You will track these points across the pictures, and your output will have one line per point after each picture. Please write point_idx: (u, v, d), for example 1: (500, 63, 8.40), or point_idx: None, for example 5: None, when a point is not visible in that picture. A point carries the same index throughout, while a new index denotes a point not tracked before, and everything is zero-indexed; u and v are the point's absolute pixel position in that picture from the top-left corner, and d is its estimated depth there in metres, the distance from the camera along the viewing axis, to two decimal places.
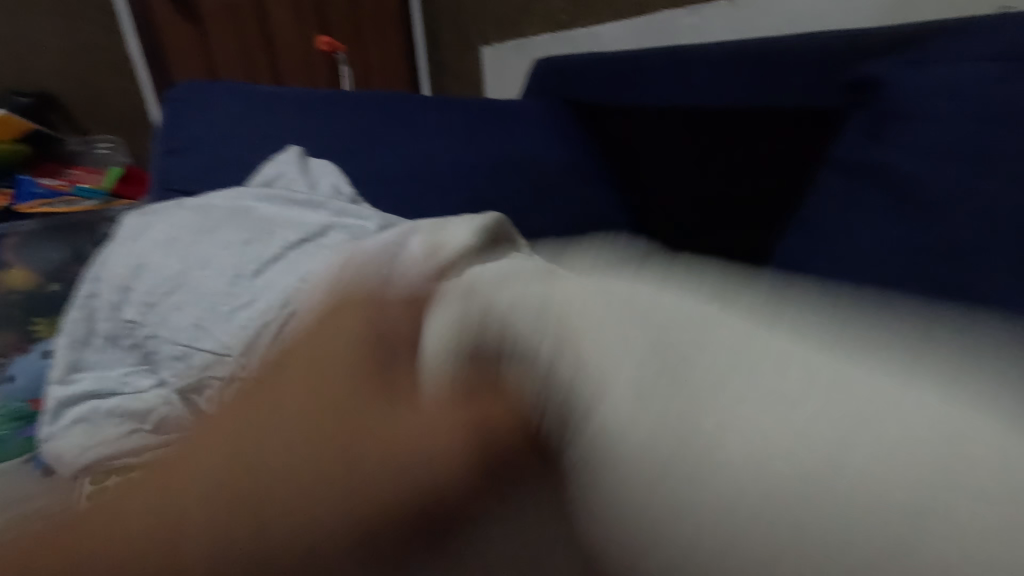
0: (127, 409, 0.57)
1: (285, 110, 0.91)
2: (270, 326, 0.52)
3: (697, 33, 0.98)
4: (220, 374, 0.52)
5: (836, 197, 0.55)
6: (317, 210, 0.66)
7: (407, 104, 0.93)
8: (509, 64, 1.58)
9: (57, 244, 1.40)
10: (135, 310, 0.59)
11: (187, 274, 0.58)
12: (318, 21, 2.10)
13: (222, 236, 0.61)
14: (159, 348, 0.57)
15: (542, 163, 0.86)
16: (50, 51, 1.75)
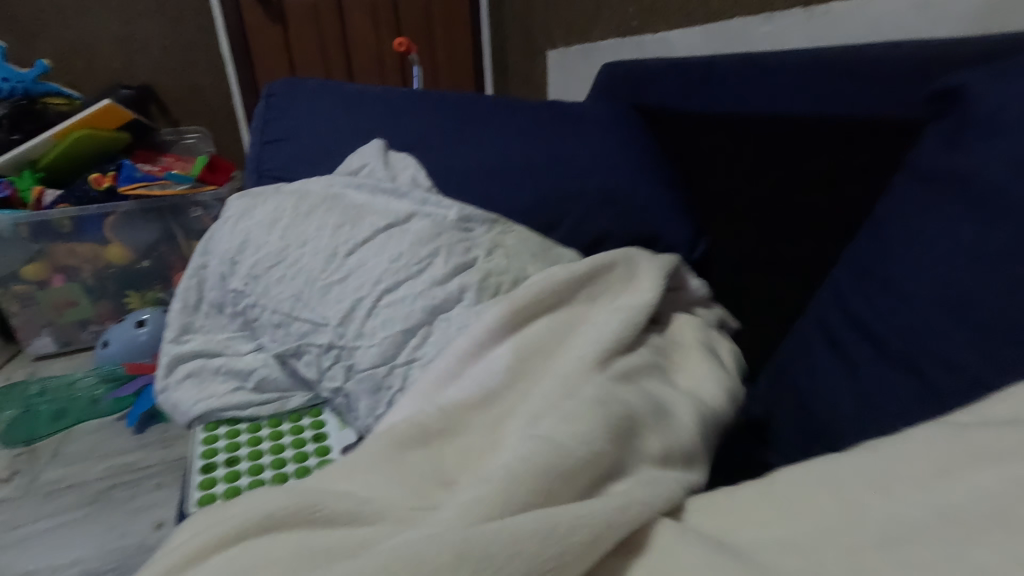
0: (232, 368, 0.64)
1: (369, 106, 0.97)
2: (363, 301, 0.57)
3: (770, 38, 0.97)
4: (317, 341, 0.58)
5: (903, 203, 0.54)
6: (402, 200, 0.71)
7: (480, 103, 0.98)
8: (577, 65, 1.62)
9: (150, 223, 1.56)
10: (241, 281, 0.66)
11: (286, 251, 0.64)
12: (391, 22, 2.19)
13: (317, 218, 0.66)
14: (260, 317, 0.64)
15: (606, 167, 0.89)
16: (148, 47, 1.88)
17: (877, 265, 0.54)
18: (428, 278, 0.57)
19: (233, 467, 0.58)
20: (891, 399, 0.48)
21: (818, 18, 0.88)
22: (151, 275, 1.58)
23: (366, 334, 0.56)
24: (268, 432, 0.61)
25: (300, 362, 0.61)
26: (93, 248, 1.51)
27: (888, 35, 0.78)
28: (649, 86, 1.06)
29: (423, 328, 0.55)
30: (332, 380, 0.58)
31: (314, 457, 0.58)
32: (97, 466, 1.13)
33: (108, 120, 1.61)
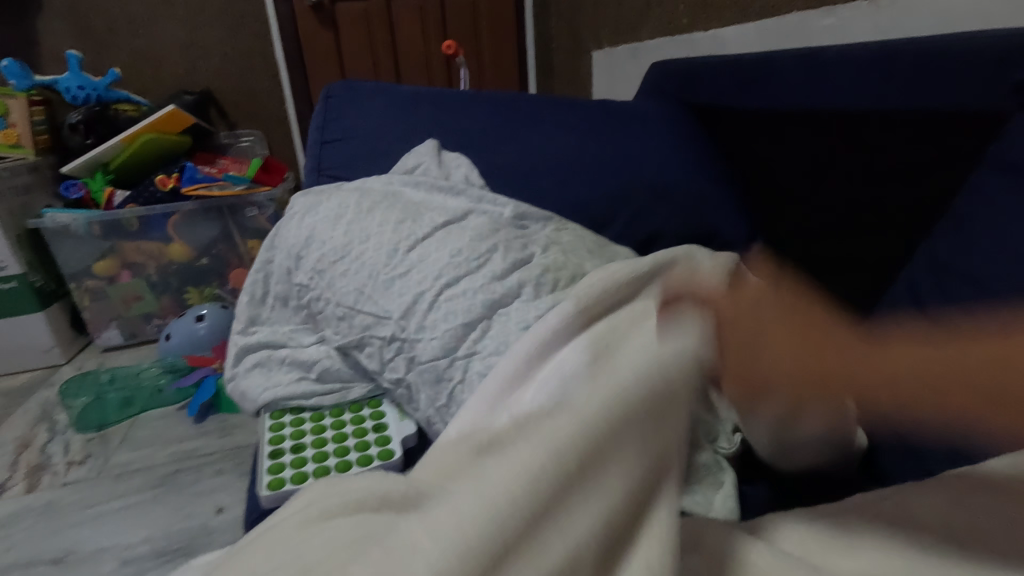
0: (297, 359, 0.67)
1: (422, 107, 0.99)
2: (425, 294, 0.59)
3: (831, 32, 0.94)
4: (380, 333, 0.60)
5: (985, 198, 0.52)
6: (458, 197, 0.72)
7: (531, 102, 0.98)
8: (624, 65, 1.61)
9: (209, 223, 1.63)
10: (306, 275, 0.68)
11: (350, 245, 0.66)
12: (438, 26, 2.23)
13: (378, 214, 0.68)
14: (324, 309, 0.66)
15: (660, 166, 0.88)
16: (209, 55, 1.97)
17: (956, 263, 0.52)
18: (488, 273, 0.58)
19: (300, 453, 0.60)
20: None
21: (885, 9, 0.85)
22: (211, 271, 1.66)
23: (427, 326, 0.57)
24: (330, 421, 0.64)
25: (362, 353, 0.62)
26: (158, 246, 1.59)
27: (962, 25, 0.75)
28: (702, 83, 1.04)
29: (484, 322, 0.56)
30: (394, 371, 0.60)
31: (375, 446, 0.59)
32: (162, 452, 1.19)
33: (170, 125, 1.67)
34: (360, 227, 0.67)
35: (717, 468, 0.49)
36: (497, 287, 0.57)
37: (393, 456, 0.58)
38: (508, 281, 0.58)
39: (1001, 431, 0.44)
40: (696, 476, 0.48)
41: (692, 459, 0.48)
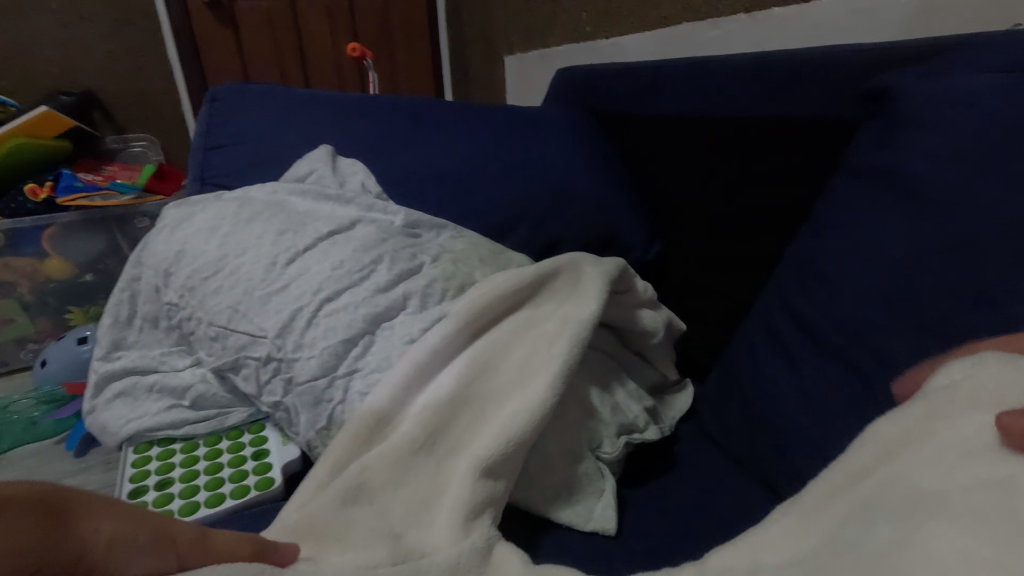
0: (166, 385, 0.61)
1: (316, 111, 0.95)
2: (303, 310, 0.55)
3: (717, 43, 0.99)
4: (255, 354, 0.56)
5: (841, 201, 0.55)
6: (347, 205, 0.69)
7: (432, 106, 0.96)
8: (534, 71, 1.63)
9: (93, 235, 1.49)
10: (176, 293, 0.62)
11: (225, 259, 0.61)
12: (349, 27, 2.17)
13: (257, 225, 0.64)
14: (197, 330, 0.61)
15: (560, 171, 0.89)
16: (90, 52, 1.80)
17: (817, 262, 0.55)
18: (372, 285, 0.56)
19: (166, 489, 0.55)
20: (848, 399, 0.49)
21: (761, 23, 0.90)
22: (96, 288, 1.51)
23: (305, 345, 0.54)
24: (205, 451, 0.59)
25: (238, 376, 0.58)
26: (30, 262, 1.43)
27: (827, 41, 0.81)
28: (600, 89, 1.06)
29: (366, 337, 0.53)
30: (272, 393, 0.56)
31: (252, 476, 0.56)
32: None
33: (46, 129, 1.54)
34: (236, 240, 0.63)
35: (597, 475, 0.50)
36: (381, 301, 0.55)
37: (272, 485, 0.55)
38: (393, 294, 0.55)
39: (859, 421, 0.48)
40: (577, 487, 0.49)
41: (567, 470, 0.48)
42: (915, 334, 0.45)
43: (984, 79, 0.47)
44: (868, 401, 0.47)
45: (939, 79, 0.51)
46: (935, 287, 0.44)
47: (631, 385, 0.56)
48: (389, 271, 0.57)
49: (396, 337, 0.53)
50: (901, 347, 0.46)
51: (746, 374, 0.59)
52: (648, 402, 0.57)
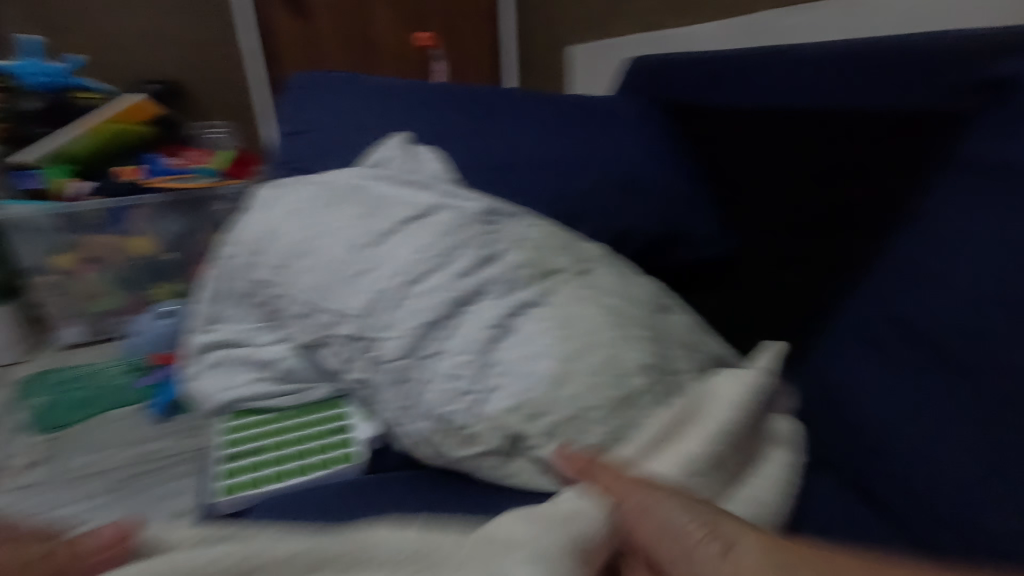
0: (257, 358, 0.64)
1: (391, 98, 0.97)
2: (389, 291, 0.56)
3: (801, 31, 0.95)
4: (342, 332, 0.58)
5: (952, 196, 0.51)
6: (427, 191, 0.69)
7: (505, 96, 0.97)
8: (599, 63, 1.60)
9: (175, 216, 1.57)
10: (267, 271, 0.65)
11: (314, 240, 0.63)
12: (414, 17, 2.20)
13: (343, 209, 0.66)
14: (286, 307, 0.63)
15: (632, 162, 0.87)
16: (175, 43, 1.90)
17: (925, 261, 0.51)
18: (455, 270, 0.57)
19: (258, 457, 0.58)
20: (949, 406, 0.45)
21: (853, 10, 0.86)
22: (177, 266, 1.60)
23: (390, 325, 0.55)
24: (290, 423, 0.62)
25: (324, 352, 0.60)
26: (120, 240, 1.53)
27: (931, 27, 0.76)
28: (674, 80, 1.04)
29: (449, 320, 0.54)
30: (357, 370, 0.58)
31: (337, 449, 0.58)
32: (123, 454, 1.14)
33: (136, 116, 1.63)
34: (323, 222, 0.65)
35: None
36: (462, 285, 0.55)
37: (355, 458, 0.57)
38: (474, 277, 0.56)
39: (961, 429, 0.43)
40: None
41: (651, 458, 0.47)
42: None
43: None
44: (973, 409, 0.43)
45: None
46: None
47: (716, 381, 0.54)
48: (472, 258, 0.58)
49: (477, 321, 0.53)
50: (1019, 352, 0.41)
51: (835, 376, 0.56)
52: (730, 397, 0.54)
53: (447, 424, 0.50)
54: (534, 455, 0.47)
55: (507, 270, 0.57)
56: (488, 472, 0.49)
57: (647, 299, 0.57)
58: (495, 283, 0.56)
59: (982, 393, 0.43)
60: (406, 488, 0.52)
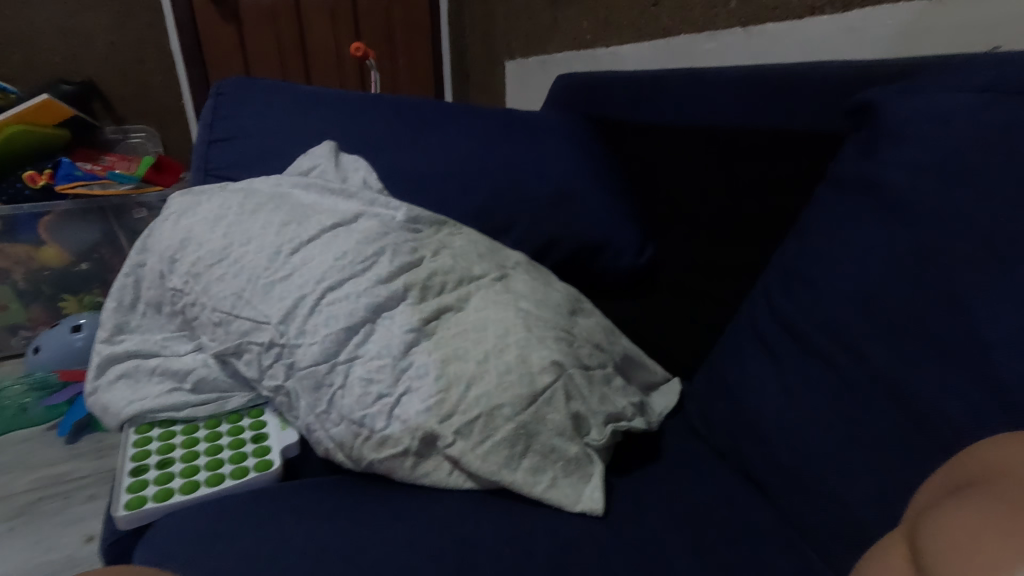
0: (169, 368, 0.62)
1: (319, 107, 0.97)
2: (307, 298, 0.57)
3: (713, 55, 1.02)
4: (258, 339, 0.57)
5: (826, 208, 0.56)
6: (349, 200, 0.70)
7: (434, 108, 0.98)
8: (533, 78, 1.66)
9: (89, 224, 1.49)
10: (181, 278, 0.63)
11: (231, 248, 0.63)
12: (349, 28, 2.18)
13: (262, 216, 0.65)
14: (200, 315, 0.62)
15: (556, 175, 0.91)
16: (91, 42, 1.81)
17: (801, 266, 0.56)
18: (374, 276, 0.58)
19: (166, 469, 0.55)
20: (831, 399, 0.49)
21: (756, 37, 0.93)
22: (91, 277, 1.51)
23: (308, 331, 0.55)
24: (205, 433, 0.60)
25: (240, 360, 0.59)
26: (26, 250, 1.43)
27: (819, 57, 0.83)
28: (599, 97, 1.09)
29: (367, 325, 0.55)
30: (273, 378, 0.57)
31: (252, 458, 0.56)
32: (25, 478, 1.07)
33: (48, 117, 1.53)
34: (239, 230, 0.64)
35: (586, 460, 0.50)
36: (380, 291, 0.56)
37: (271, 467, 0.56)
38: (392, 283, 0.57)
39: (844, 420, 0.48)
40: (566, 468, 0.49)
41: (563, 453, 0.49)
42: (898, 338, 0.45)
43: (957, 98, 0.49)
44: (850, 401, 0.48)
45: (920, 94, 0.53)
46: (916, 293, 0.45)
47: (618, 379, 0.56)
48: (391, 265, 0.59)
49: (393, 327, 0.54)
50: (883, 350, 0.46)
51: (729, 369, 0.60)
52: (637, 395, 0.57)
53: (363, 427, 0.51)
54: (447, 452, 0.48)
55: (425, 277, 0.58)
56: (403, 474, 0.50)
57: (557, 299, 0.61)
58: (413, 289, 0.57)
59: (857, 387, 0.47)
60: (324, 489, 0.52)
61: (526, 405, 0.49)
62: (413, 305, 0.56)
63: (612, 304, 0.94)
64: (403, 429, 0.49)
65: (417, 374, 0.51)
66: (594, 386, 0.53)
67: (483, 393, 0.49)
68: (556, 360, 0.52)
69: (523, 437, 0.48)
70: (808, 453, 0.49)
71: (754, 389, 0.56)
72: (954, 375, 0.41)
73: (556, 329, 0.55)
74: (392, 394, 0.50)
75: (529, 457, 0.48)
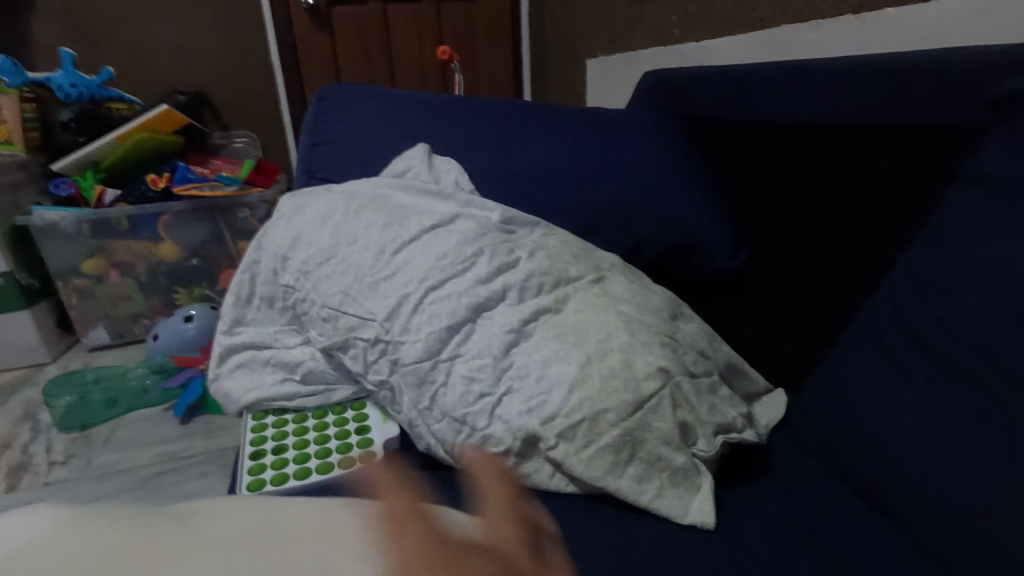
0: (281, 360, 0.66)
1: (413, 111, 1.00)
2: (409, 297, 0.59)
3: (818, 45, 0.96)
4: (364, 335, 0.60)
5: (963, 210, 0.51)
6: (446, 201, 0.71)
7: (523, 109, 0.99)
8: (615, 76, 1.63)
9: (200, 222, 1.62)
10: (293, 276, 0.67)
11: (339, 247, 0.66)
12: (432, 30, 2.24)
13: (366, 217, 0.68)
14: (310, 310, 0.65)
15: (648, 175, 0.89)
16: (203, 55, 1.97)
17: (933, 272, 0.51)
18: (473, 277, 0.59)
19: (281, 455, 0.59)
20: (973, 420, 0.44)
21: (869, 25, 0.86)
22: (200, 272, 1.65)
23: (410, 329, 0.57)
24: (313, 423, 0.64)
25: (346, 355, 0.62)
26: (147, 245, 1.58)
27: (947, 43, 0.76)
28: (691, 94, 1.05)
29: (467, 325, 0.56)
30: (377, 372, 0.59)
31: (357, 449, 0.59)
32: (146, 453, 1.18)
33: (167, 126, 1.65)
34: (344, 230, 0.67)
35: (693, 471, 0.48)
36: (478, 292, 0.57)
37: (374, 459, 0.58)
38: (490, 284, 0.58)
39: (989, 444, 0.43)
40: (671, 477, 0.47)
41: (669, 462, 0.47)
42: None
43: None
44: (998, 424, 0.43)
45: None
46: None
47: (724, 389, 0.54)
48: (488, 266, 0.60)
49: (493, 328, 0.55)
50: None
51: (846, 380, 0.56)
52: (743, 405, 0.54)
53: (465, 424, 0.52)
54: (549, 455, 0.47)
55: (523, 278, 0.59)
56: None
57: (658, 301, 0.59)
58: (509, 291, 0.58)
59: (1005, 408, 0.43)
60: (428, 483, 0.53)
61: (631, 412, 0.48)
62: (511, 305, 0.56)
63: (702, 307, 0.91)
64: (505, 429, 0.49)
65: (518, 376, 0.51)
66: (701, 394, 0.51)
67: (585, 396, 0.48)
68: (660, 365, 0.50)
69: (629, 443, 0.47)
70: (940, 477, 0.45)
71: (873, 405, 0.52)
72: None
73: (656, 332, 0.54)
74: (493, 393, 0.51)
75: (634, 464, 0.47)
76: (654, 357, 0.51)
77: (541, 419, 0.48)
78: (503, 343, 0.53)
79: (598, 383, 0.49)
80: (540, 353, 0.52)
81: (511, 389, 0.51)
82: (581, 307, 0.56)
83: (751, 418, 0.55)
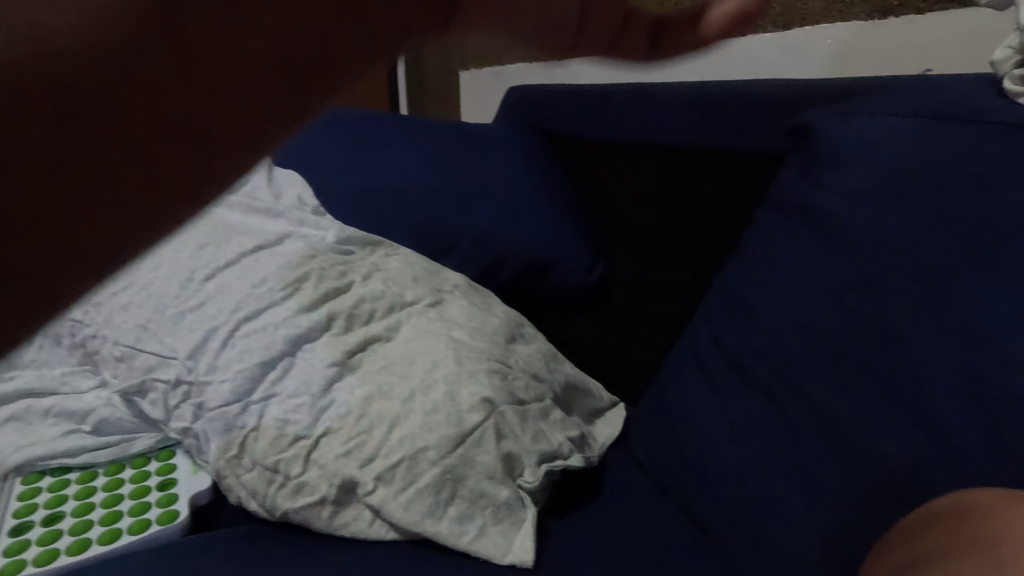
0: (66, 408, 0.56)
1: None
2: (218, 330, 0.52)
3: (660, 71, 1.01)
4: (164, 376, 0.52)
5: (762, 231, 0.55)
6: (276, 219, 0.64)
7: (378, 119, 0.95)
8: (486, 89, 1.64)
9: None
10: (82, 309, 0.57)
11: (138, 274, 0.57)
12: None
13: (176, 239, 0.59)
14: (101, 349, 0.56)
15: (502, 191, 0.88)
16: None
17: (741, 291, 0.54)
18: (294, 305, 0.53)
19: (55, 526, 0.51)
20: (770, 432, 0.47)
21: None
22: None
23: (217, 366, 0.51)
24: (104, 480, 0.54)
25: (145, 400, 0.54)
26: None
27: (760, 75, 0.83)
28: (549, 109, 1.07)
29: (285, 359, 0.50)
30: (179, 419, 0.52)
31: (155, 508, 0.52)
32: None
33: None
34: None
35: (518, 504, 0.47)
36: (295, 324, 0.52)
37: (176, 519, 0.51)
38: (311, 312, 0.53)
39: (782, 454, 0.46)
40: (494, 513, 0.46)
41: (492, 494, 0.45)
42: (839, 374, 0.44)
43: (891, 124, 0.48)
44: (790, 437, 0.46)
45: (853, 119, 0.52)
46: (854, 326, 0.44)
47: (555, 412, 0.53)
48: (314, 295, 0.54)
49: (311, 363, 0.50)
50: (821, 386, 0.44)
51: (671, 399, 0.57)
52: (575, 429, 0.54)
53: (277, 473, 0.46)
54: (367, 501, 0.45)
55: (348, 308, 0.54)
56: (321, 523, 0.46)
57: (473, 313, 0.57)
58: (331, 323, 0.53)
59: (796, 418, 0.46)
60: (238, 543, 0.47)
61: (452, 448, 0.45)
62: (331, 338, 0.51)
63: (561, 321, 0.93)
64: (321, 477, 0.45)
65: (333, 416, 0.47)
66: (533, 421, 0.50)
67: (403, 438, 0.45)
68: (487, 395, 0.48)
69: (447, 481, 0.45)
70: (742, 486, 0.47)
71: (693, 416, 0.54)
72: (892, 415, 0.40)
73: (490, 360, 0.52)
74: (306, 439, 0.46)
75: (456, 503, 0.45)
76: (484, 387, 0.49)
77: (355, 463, 0.45)
78: (321, 380, 0.49)
79: (419, 421, 0.46)
80: (361, 390, 0.48)
81: (326, 430, 0.46)
82: (411, 335, 0.52)
83: (584, 442, 0.55)
